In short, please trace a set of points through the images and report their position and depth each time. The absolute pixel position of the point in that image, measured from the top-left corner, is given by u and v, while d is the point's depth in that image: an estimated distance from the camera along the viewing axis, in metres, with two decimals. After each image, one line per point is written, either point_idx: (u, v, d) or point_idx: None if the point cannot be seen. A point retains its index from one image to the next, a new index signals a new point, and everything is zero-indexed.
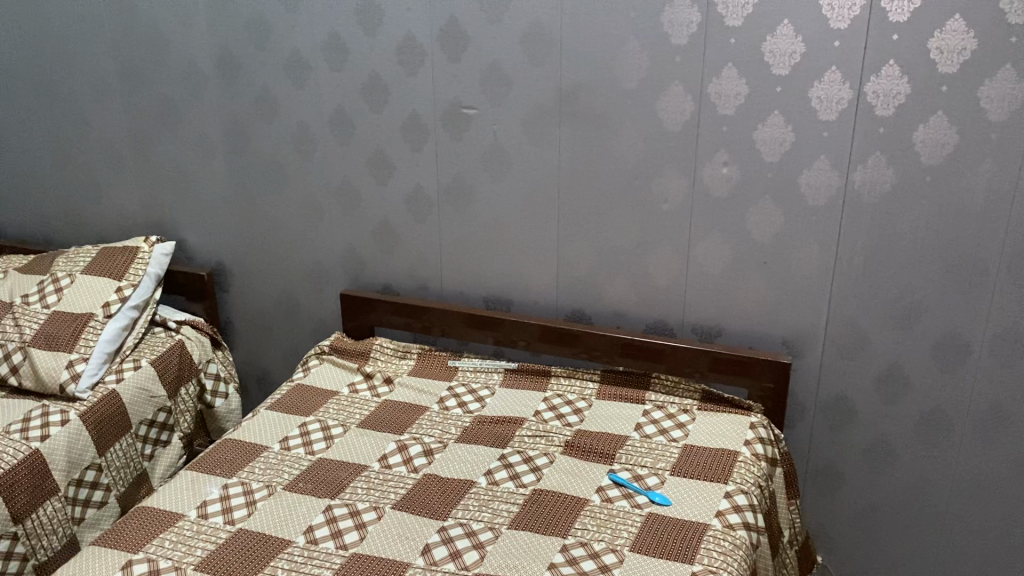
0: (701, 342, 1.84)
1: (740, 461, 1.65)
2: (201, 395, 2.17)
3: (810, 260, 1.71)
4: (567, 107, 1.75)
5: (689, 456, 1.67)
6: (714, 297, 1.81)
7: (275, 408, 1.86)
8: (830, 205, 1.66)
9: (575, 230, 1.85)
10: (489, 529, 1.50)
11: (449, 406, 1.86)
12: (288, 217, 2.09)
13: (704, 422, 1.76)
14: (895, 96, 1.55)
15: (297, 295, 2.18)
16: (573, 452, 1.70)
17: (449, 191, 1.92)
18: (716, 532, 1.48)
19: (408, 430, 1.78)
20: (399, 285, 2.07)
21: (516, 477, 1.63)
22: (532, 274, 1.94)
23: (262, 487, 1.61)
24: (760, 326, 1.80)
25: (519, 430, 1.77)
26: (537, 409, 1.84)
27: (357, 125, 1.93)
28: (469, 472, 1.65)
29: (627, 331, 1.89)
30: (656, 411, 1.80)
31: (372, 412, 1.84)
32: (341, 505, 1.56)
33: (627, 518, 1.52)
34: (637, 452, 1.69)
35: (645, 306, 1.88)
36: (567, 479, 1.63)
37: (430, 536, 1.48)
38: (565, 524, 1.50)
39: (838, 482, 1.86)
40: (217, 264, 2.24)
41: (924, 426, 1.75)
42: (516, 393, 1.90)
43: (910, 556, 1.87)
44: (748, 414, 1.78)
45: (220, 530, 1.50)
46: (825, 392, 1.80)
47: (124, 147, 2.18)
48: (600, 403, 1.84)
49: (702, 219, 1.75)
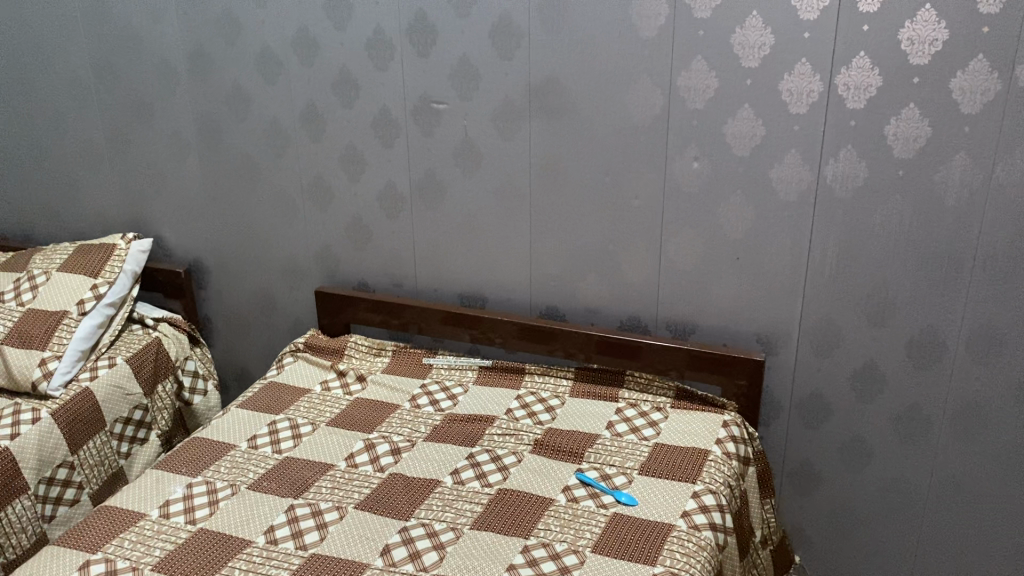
0: (676, 340, 1.81)
1: (710, 460, 1.63)
2: (179, 393, 2.17)
3: (783, 256, 1.68)
4: (537, 101, 1.73)
5: (660, 455, 1.65)
6: (687, 293, 1.79)
7: (247, 406, 1.85)
8: (801, 200, 1.63)
9: (547, 226, 1.83)
10: (451, 530, 1.48)
11: (421, 404, 1.84)
12: (263, 213, 2.08)
13: (676, 420, 1.74)
14: (866, 88, 1.52)
15: (274, 292, 2.17)
16: (542, 451, 1.68)
17: (421, 186, 1.90)
18: (681, 533, 1.46)
19: (377, 429, 1.76)
20: (374, 281, 2.06)
21: (482, 476, 1.61)
22: (506, 271, 1.92)
23: (226, 486, 1.60)
24: (734, 322, 1.77)
25: (489, 428, 1.75)
26: (509, 407, 1.82)
27: (329, 121, 1.92)
28: (435, 472, 1.63)
29: (602, 328, 1.87)
30: (628, 409, 1.78)
31: (343, 410, 1.83)
32: (304, 504, 1.55)
33: (592, 518, 1.50)
34: (606, 451, 1.67)
35: (619, 302, 1.85)
36: (534, 478, 1.61)
37: (391, 536, 1.47)
38: (528, 525, 1.49)
39: (815, 480, 1.84)
40: (195, 261, 2.23)
41: (900, 424, 1.72)
42: (489, 390, 1.88)
43: (889, 556, 1.84)
44: (722, 413, 1.75)
45: (180, 529, 1.49)
46: (800, 389, 1.78)
47: (101, 144, 2.17)
48: (573, 401, 1.82)
49: (674, 215, 1.73)
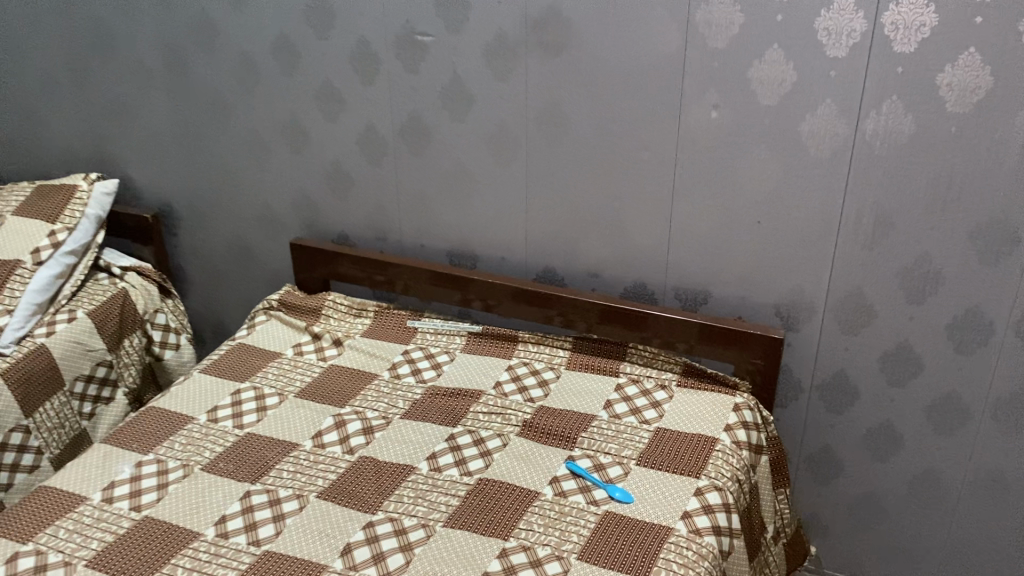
0: (685, 313, 1.62)
1: (716, 451, 1.45)
2: (148, 348, 2.01)
3: (812, 221, 1.47)
4: (534, 35, 1.50)
5: (661, 443, 1.47)
6: (700, 259, 1.59)
7: (211, 372, 1.69)
8: (835, 158, 1.41)
9: (545, 178, 1.63)
10: (421, 527, 1.32)
11: (401, 373, 1.68)
12: (236, 155, 1.89)
13: (682, 402, 1.56)
14: (918, 28, 1.28)
15: (249, 242, 1.98)
16: (530, 434, 1.51)
17: (405, 130, 1.69)
18: (679, 539, 1.29)
19: (351, 402, 1.60)
20: (355, 233, 1.86)
21: (461, 463, 1.45)
22: (499, 227, 1.72)
23: (178, 467, 1.45)
24: (751, 293, 1.58)
25: (474, 405, 1.58)
26: (498, 380, 1.65)
27: (302, 54, 1.70)
28: (410, 456, 1.47)
29: (604, 294, 1.67)
30: (629, 387, 1.60)
31: (315, 379, 1.66)
32: (261, 491, 1.40)
33: (579, 518, 1.34)
34: (602, 436, 1.50)
35: (623, 265, 1.65)
36: (519, 466, 1.44)
37: (354, 534, 1.31)
38: (508, 525, 1.33)
39: (835, 468, 1.66)
40: (164, 205, 2.05)
41: (935, 413, 1.53)
42: (477, 360, 1.70)
43: (913, 553, 1.67)
44: (733, 395, 1.56)
45: (123, 517, 1.35)
46: (823, 369, 1.58)
47: (60, 74, 1.97)
48: (568, 375, 1.65)
49: (688, 170, 1.51)
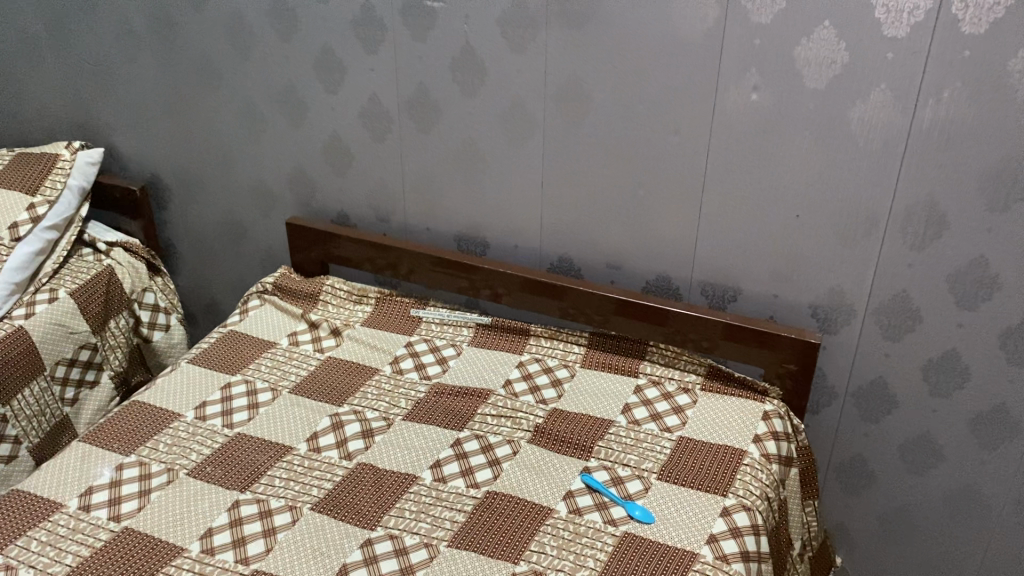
0: (712, 311, 1.50)
1: (743, 466, 1.34)
2: (135, 329, 1.90)
3: (857, 217, 1.34)
4: (556, 4, 1.36)
5: (685, 455, 1.36)
6: (730, 253, 1.46)
7: (200, 363, 1.57)
8: (886, 149, 1.28)
9: (563, 161, 1.49)
10: (423, 547, 1.22)
11: (404, 368, 1.56)
12: (228, 125, 1.75)
13: (706, 408, 1.44)
14: (990, 8, 1.14)
15: (243, 218, 1.86)
16: (543, 441, 1.40)
17: (412, 104, 1.55)
18: (704, 566, 1.19)
19: (349, 400, 1.48)
20: (357, 213, 1.74)
21: (468, 473, 1.34)
22: (512, 211, 1.59)
23: (161, 471, 1.34)
24: (785, 291, 1.45)
25: (482, 407, 1.47)
26: (508, 378, 1.53)
27: (300, 18, 1.56)
28: (412, 464, 1.36)
29: (624, 288, 1.55)
30: (650, 389, 1.49)
31: (311, 373, 1.55)
32: (251, 500, 1.29)
33: (596, 540, 1.23)
34: (620, 446, 1.38)
35: (645, 257, 1.53)
36: (530, 478, 1.33)
37: (351, 553, 1.21)
38: (518, 547, 1.22)
39: (866, 479, 1.55)
40: (153, 177, 1.92)
41: (979, 426, 1.42)
42: (486, 356, 1.58)
43: (945, 569, 1.57)
44: (762, 401, 1.45)
45: (101, 529, 1.24)
46: (860, 375, 1.46)
47: (40, 33, 1.83)
48: (583, 374, 1.53)
49: (722, 157, 1.38)
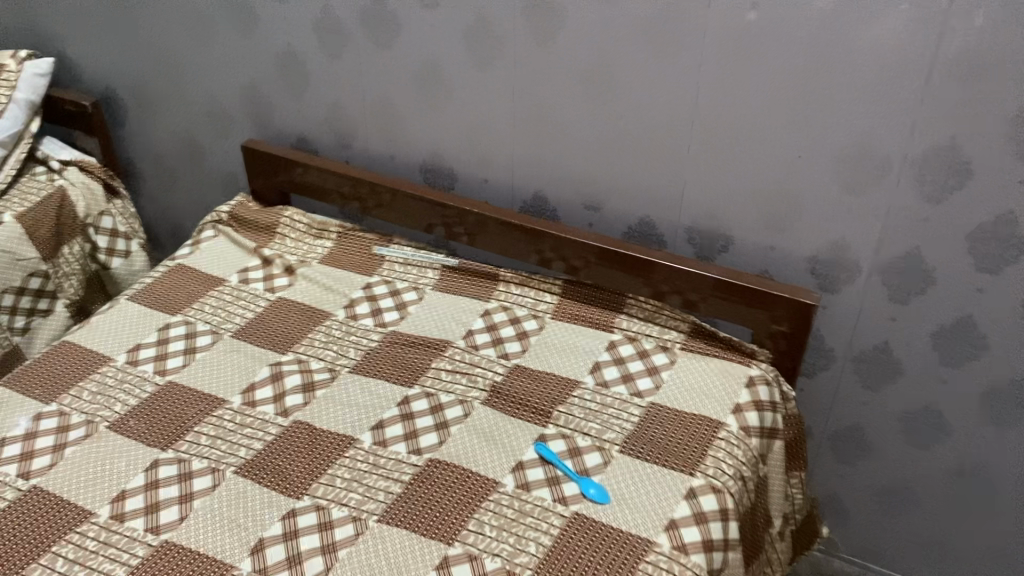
0: (698, 263, 1.33)
1: (717, 441, 1.20)
2: (92, 255, 1.78)
3: (866, 161, 1.15)
4: None
5: (653, 425, 1.22)
6: (721, 198, 1.28)
7: (140, 300, 1.45)
8: (904, 83, 1.08)
9: (536, 86, 1.31)
10: (350, 521, 1.10)
11: (359, 313, 1.42)
12: (179, 36, 1.58)
13: (685, 371, 1.29)
14: None
15: (201, 139, 1.71)
16: (499, 402, 1.26)
17: (369, 17, 1.37)
18: (658, 558, 1.06)
19: (294, 348, 1.36)
20: (317, 137, 1.58)
21: (412, 437, 1.21)
22: (481, 141, 1.42)
23: (81, 423, 1.23)
24: (781, 243, 1.28)
25: (437, 360, 1.33)
26: (470, 328, 1.39)
27: None
28: (351, 424, 1.23)
29: (603, 234, 1.38)
30: (624, 347, 1.34)
31: (258, 315, 1.42)
32: (171, 460, 1.18)
33: (542, 522, 1.10)
34: (583, 412, 1.24)
35: (626, 198, 1.35)
36: (479, 445, 1.20)
37: (270, 526, 1.10)
38: (454, 527, 1.10)
39: (863, 450, 1.40)
40: (108, 91, 1.77)
41: (994, 402, 1.25)
42: (449, 301, 1.44)
43: (946, 549, 1.42)
44: (748, 365, 1.29)
45: (7, 488, 1.14)
46: (862, 339, 1.29)
47: None
48: (553, 327, 1.38)
49: (713, 87, 1.19)
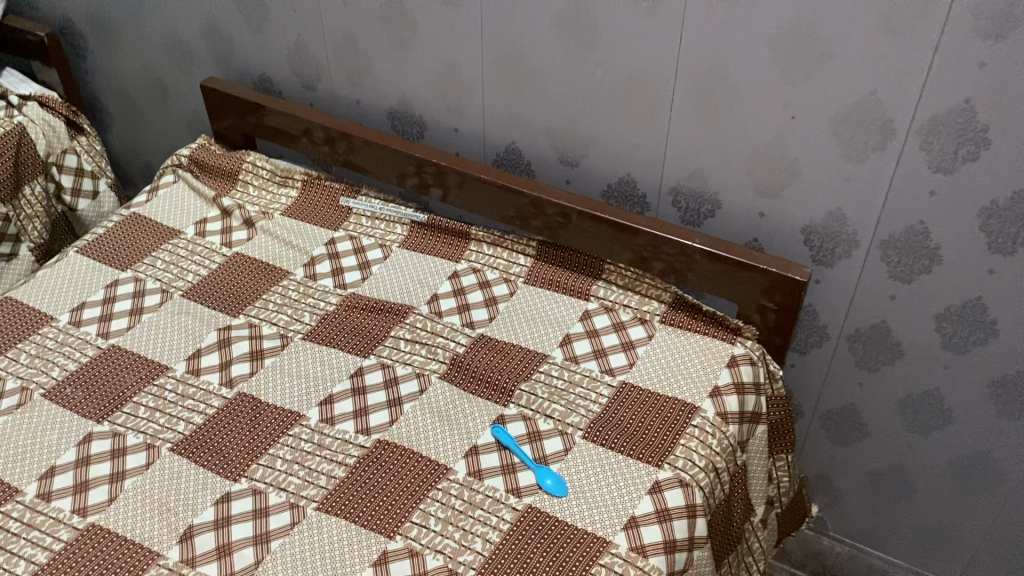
0: (682, 230, 1.21)
1: (690, 429, 1.10)
2: (57, 196, 1.69)
3: (868, 125, 1.01)
4: None
5: (622, 409, 1.12)
6: (708, 159, 1.15)
7: (90, 254, 1.37)
8: (914, 38, 0.93)
9: (506, 29, 1.18)
10: (287, 508, 1.03)
11: (319, 273, 1.33)
12: None
13: (663, 348, 1.19)
14: None
15: (163, 74, 1.60)
16: (458, 377, 1.17)
17: None
18: (613, 560, 0.98)
19: (247, 311, 1.27)
20: (281, 76, 1.46)
21: (361, 415, 1.13)
22: (451, 87, 1.29)
23: (15, 391, 1.17)
24: (772, 211, 1.15)
25: (396, 327, 1.24)
26: (436, 292, 1.29)
27: None
28: (298, 399, 1.15)
29: (580, 194, 1.27)
30: (598, 318, 1.23)
31: (211, 273, 1.33)
32: (105, 434, 1.12)
33: (492, 515, 1.02)
34: (547, 391, 1.15)
35: (606, 155, 1.23)
36: (432, 426, 1.12)
37: (202, 511, 1.03)
38: (397, 518, 1.02)
39: (856, 432, 1.30)
40: (65, 20, 1.65)
41: (1000, 391, 1.14)
42: (416, 261, 1.34)
43: (942, 537, 1.33)
44: (731, 343, 1.18)
45: None
46: (858, 317, 1.18)
47: None
48: (524, 292, 1.28)
49: (699, 37, 1.05)
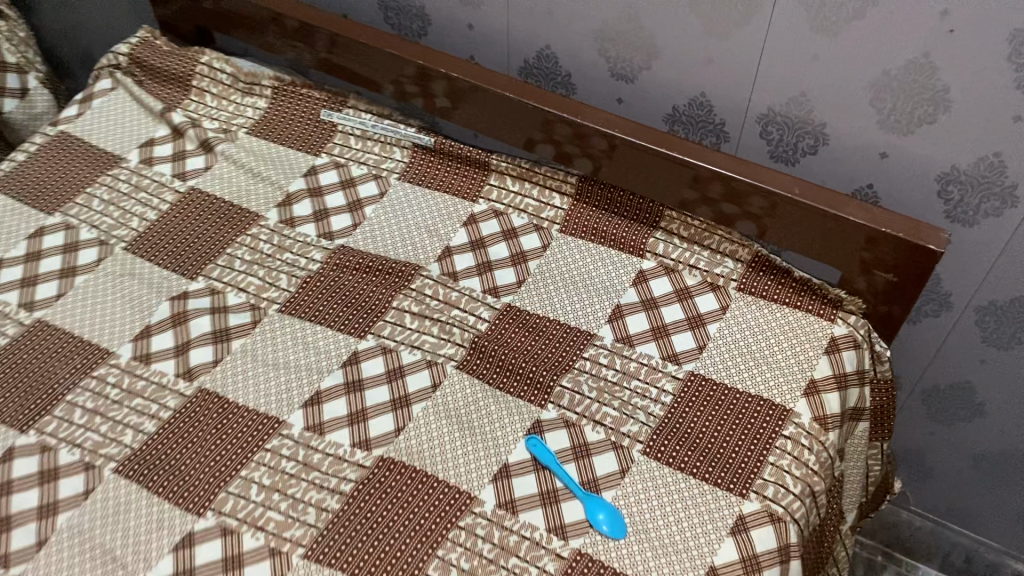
0: (774, 173, 0.92)
1: (781, 441, 0.85)
2: None
3: None
4: None
5: (694, 413, 0.87)
6: (815, 83, 0.84)
7: (9, 190, 1.08)
8: None
9: None
10: (267, 558, 0.80)
11: (298, 217, 1.06)
12: None
13: (741, 325, 0.93)
14: None
15: None
16: (480, 367, 0.92)
17: None
18: None
19: (207, 271, 1.01)
20: None
21: (358, 420, 0.88)
22: None
23: None
24: (899, 153, 0.86)
25: (397, 296, 0.98)
26: (448, 246, 1.02)
27: None
28: (276, 398, 0.90)
29: (636, 123, 0.97)
30: (656, 283, 0.97)
31: (163, 218, 1.06)
32: (31, 449, 0.87)
33: (530, 567, 0.79)
34: (596, 386, 0.90)
35: (672, 70, 0.92)
36: (449, 437, 0.87)
37: (158, 564, 0.79)
38: (408, 570, 0.78)
39: (966, 410, 1.06)
40: None
41: None
42: (421, 200, 1.07)
43: None
44: (830, 322, 0.92)
45: None
46: (997, 288, 0.91)
47: None
48: (560, 245, 1.01)
49: None
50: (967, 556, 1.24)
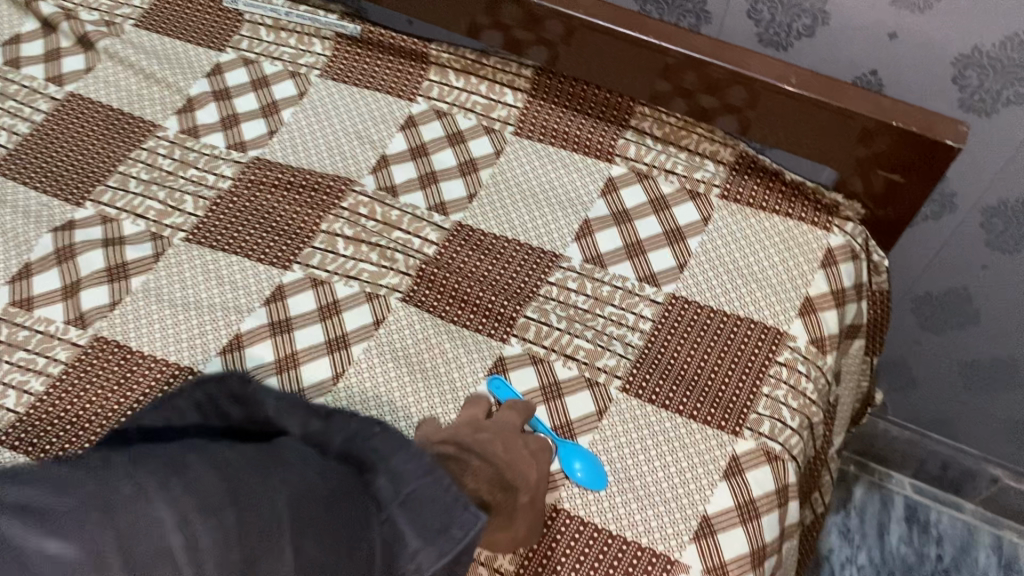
0: (769, 62, 0.75)
1: (775, 369, 0.74)
2: None
3: None
4: None
5: (678, 341, 0.76)
6: None
7: None
8: None
9: None
10: None
11: (202, 126, 0.90)
12: None
13: (726, 237, 0.81)
14: None
15: None
16: (430, 297, 0.79)
17: None
18: None
19: (94, 194, 0.85)
20: None
21: (288, 366, 0.75)
22: None
23: None
24: (910, 32, 0.73)
25: (326, 219, 0.83)
26: (383, 155, 0.88)
27: None
28: (188, 344, 0.76)
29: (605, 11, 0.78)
30: (628, 191, 0.85)
31: (38, 132, 0.88)
32: None
33: None
34: (564, 315, 0.78)
35: None
36: (397, 380, 0.74)
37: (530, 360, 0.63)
38: None
39: (958, 316, 0.97)
40: None
41: None
42: (348, 101, 0.91)
43: None
44: (825, 231, 0.81)
45: None
46: (1009, 186, 0.80)
47: None
48: (517, 150, 0.88)
49: None
50: (944, 463, 1.18)
